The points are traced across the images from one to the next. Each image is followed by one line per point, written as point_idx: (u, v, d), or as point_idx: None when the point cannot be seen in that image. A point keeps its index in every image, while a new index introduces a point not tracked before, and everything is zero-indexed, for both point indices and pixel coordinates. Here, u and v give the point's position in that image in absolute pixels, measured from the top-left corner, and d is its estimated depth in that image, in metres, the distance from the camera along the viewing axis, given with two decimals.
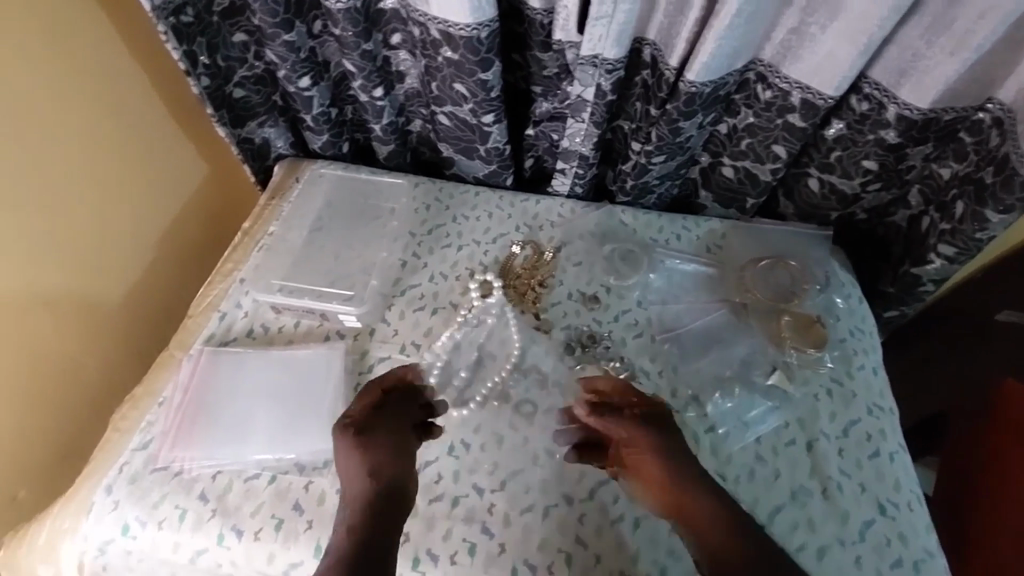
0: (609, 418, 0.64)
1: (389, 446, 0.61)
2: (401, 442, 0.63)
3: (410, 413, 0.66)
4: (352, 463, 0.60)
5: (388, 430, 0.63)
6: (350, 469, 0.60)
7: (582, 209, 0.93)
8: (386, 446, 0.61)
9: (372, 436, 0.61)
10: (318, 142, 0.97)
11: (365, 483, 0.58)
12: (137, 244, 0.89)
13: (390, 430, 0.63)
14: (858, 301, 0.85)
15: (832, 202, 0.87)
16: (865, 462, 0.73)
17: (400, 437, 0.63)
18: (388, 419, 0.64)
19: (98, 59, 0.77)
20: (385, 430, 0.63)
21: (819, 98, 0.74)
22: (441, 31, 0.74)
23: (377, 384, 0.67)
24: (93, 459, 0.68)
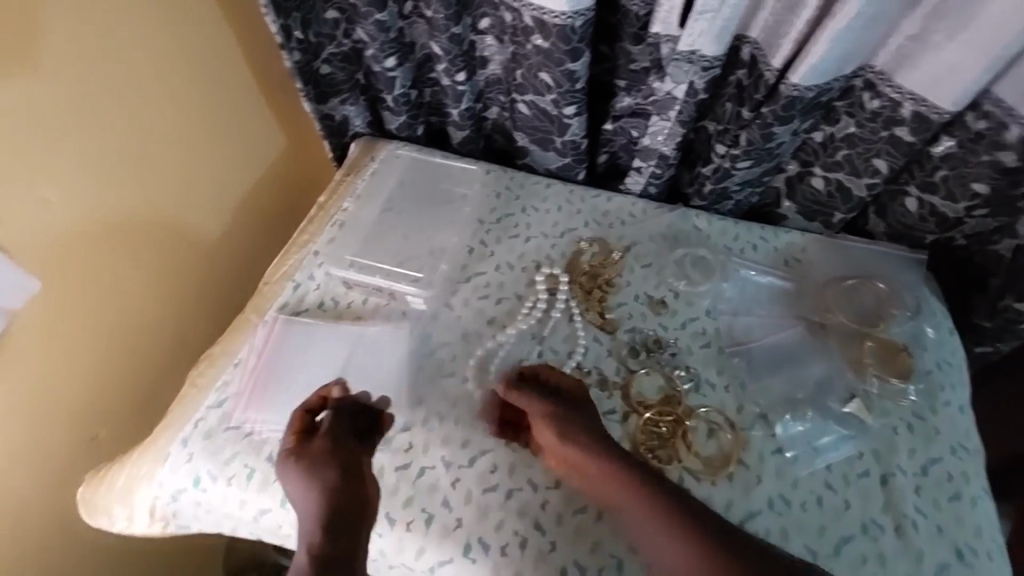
0: (527, 400, 0.68)
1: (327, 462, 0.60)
2: (344, 456, 0.61)
3: (354, 422, 0.64)
4: (300, 487, 0.60)
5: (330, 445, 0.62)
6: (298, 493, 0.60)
7: (655, 210, 0.90)
8: (322, 463, 0.60)
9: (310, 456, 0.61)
10: (394, 123, 0.98)
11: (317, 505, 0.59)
12: (220, 209, 0.92)
13: (331, 444, 0.62)
14: (948, 333, 0.79)
15: (929, 224, 0.82)
16: (944, 504, 0.68)
17: (347, 451, 0.62)
18: (329, 437, 0.62)
19: (200, 27, 0.80)
20: (326, 447, 0.62)
21: (932, 112, 0.69)
22: (535, 18, 0.72)
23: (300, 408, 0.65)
24: (172, 410, 0.71)
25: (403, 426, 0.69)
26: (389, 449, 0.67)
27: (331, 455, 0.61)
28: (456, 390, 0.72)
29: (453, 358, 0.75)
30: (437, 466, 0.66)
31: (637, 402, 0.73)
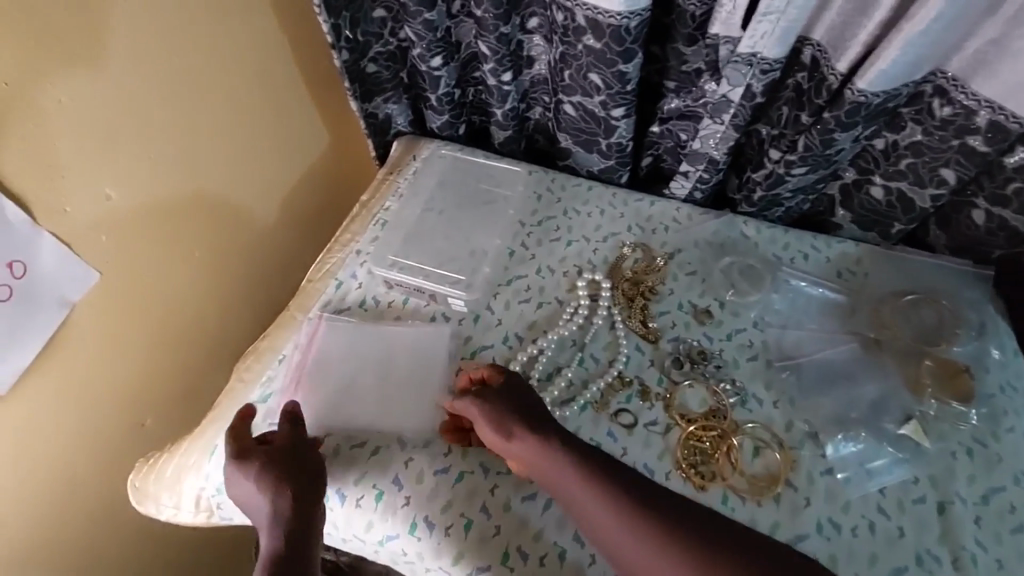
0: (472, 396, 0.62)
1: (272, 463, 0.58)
2: (293, 454, 0.60)
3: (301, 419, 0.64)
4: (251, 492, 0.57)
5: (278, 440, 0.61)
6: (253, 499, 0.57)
7: (700, 216, 0.88)
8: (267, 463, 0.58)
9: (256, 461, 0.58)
10: (437, 122, 0.98)
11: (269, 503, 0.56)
12: (265, 204, 0.94)
13: (274, 448, 0.59)
14: (1014, 354, 0.75)
15: (999, 238, 0.77)
16: (1007, 537, 0.64)
17: (294, 453, 0.60)
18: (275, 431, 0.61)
19: (252, 25, 0.81)
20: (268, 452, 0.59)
21: (1010, 122, 0.65)
22: (588, 17, 0.71)
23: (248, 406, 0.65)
24: (219, 403, 0.73)
25: None
26: (428, 452, 0.67)
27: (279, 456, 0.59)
28: None
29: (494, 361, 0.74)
30: (476, 472, 0.66)
31: (681, 413, 0.72)
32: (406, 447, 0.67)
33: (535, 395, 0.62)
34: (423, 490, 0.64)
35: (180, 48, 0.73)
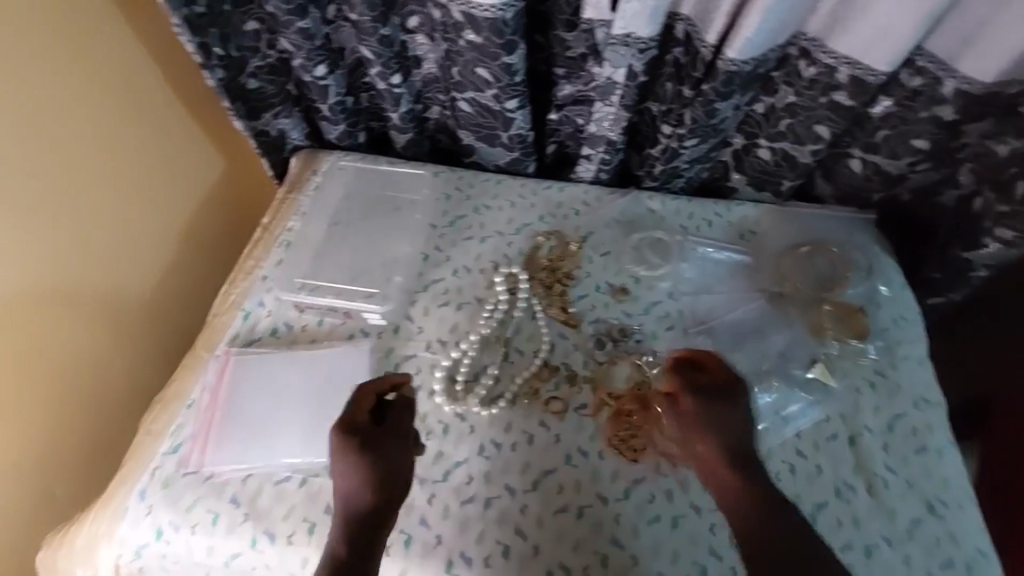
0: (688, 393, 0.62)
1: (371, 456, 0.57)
2: (393, 447, 0.59)
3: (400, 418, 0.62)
4: (344, 475, 0.57)
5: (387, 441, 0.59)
6: (342, 483, 0.57)
7: (608, 196, 0.89)
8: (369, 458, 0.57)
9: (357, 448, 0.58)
10: (333, 133, 0.94)
11: (356, 497, 0.57)
12: (160, 238, 0.90)
13: (381, 436, 0.59)
14: (902, 287, 0.81)
15: (874, 183, 0.82)
16: (912, 458, 0.69)
17: (395, 446, 0.59)
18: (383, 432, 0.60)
19: (113, 59, 0.77)
20: (375, 440, 0.59)
21: (869, 75, 0.68)
22: (463, 13, 0.70)
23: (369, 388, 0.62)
24: (125, 462, 0.68)
25: None
26: None
27: (382, 449, 0.58)
28: (425, 403, 0.71)
29: (418, 370, 0.73)
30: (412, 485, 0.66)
31: (609, 391, 0.73)
32: None
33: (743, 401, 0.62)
34: None
35: (35, 90, 0.69)
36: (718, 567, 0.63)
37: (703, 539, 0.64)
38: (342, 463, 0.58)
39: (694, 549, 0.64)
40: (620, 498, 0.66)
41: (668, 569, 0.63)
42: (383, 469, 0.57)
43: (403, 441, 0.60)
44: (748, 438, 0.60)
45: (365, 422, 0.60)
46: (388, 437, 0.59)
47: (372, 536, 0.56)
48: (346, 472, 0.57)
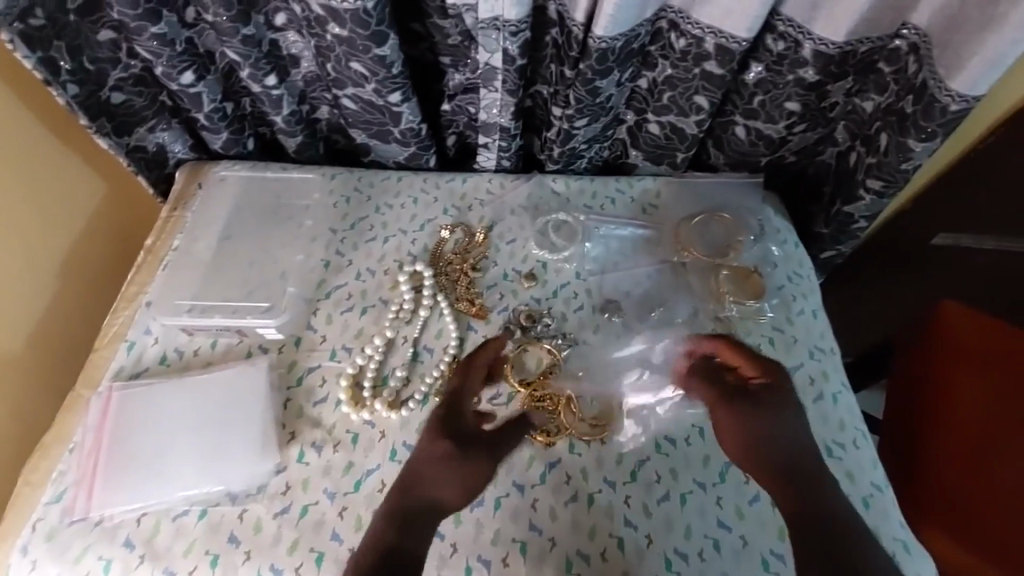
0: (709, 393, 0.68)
1: (454, 456, 0.63)
2: (477, 454, 0.64)
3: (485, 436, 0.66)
4: (424, 461, 0.64)
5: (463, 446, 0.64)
6: (417, 468, 0.64)
7: (512, 183, 0.88)
8: (448, 453, 0.64)
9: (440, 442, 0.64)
10: (218, 142, 0.89)
11: (423, 486, 0.62)
12: (38, 274, 0.84)
13: (469, 439, 0.65)
14: (793, 246, 0.84)
15: (760, 147, 0.85)
16: (810, 407, 0.71)
17: (478, 453, 0.64)
18: (464, 439, 0.65)
19: None
20: (463, 440, 0.65)
21: (732, 42, 0.70)
22: (323, 6, 0.67)
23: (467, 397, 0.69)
24: (4, 520, 0.64)
25: (277, 469, 0.65)
26: (265, 497, 0.63)
27: (466, 449, 0.64)
28: (331, 415, 0.69)
29: (323, 381, 0.71)
30: (321, 500, 0.63)
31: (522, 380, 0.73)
32: (238, 500, 0.63)
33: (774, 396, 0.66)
34: (264, 539, 0.61)
35: None
36: (634, 538, 0.63)
37: (618, 511, 0.65)
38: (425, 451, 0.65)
39: (610, 523, 0.64)
40: (537, 483, 0.66)
41: (586, 546, 0.63)
42: (459, 469, 0.63)
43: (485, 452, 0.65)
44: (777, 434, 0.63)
45: (458, 421, 0.67)
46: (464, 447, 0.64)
47: (420, 528, 0.60)
48: (426, 458, 0.64)
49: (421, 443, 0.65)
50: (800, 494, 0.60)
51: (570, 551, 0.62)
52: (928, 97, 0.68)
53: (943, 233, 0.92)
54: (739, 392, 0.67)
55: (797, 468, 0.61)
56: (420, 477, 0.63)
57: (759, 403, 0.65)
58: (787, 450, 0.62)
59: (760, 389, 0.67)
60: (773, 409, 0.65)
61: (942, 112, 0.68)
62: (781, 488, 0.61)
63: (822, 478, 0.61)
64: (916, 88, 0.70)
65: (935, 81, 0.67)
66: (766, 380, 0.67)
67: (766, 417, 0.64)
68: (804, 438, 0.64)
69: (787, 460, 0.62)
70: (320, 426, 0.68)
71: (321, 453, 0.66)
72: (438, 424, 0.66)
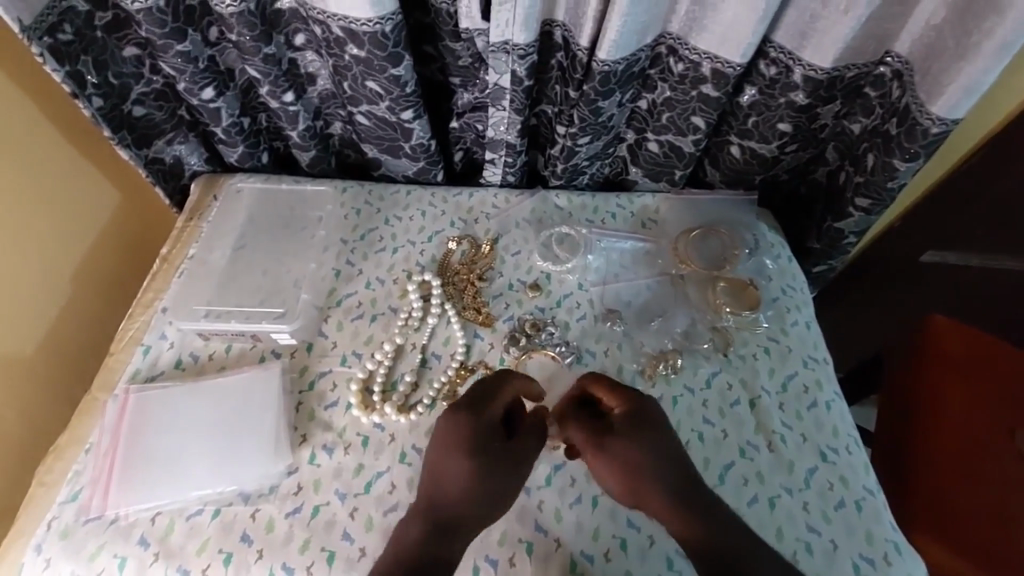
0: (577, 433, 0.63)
1: (491, 461, 0.59)
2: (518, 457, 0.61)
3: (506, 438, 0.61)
4: (456, 464, 0.59)
5: (487, 452, 0.59)
6: (444, 474, 0.59)
7: (517, 197, 0.92)
8: (476, 459, 0.59)
9: (473, 440, 0.60)
10: (233, 156, 0.93)
11: (457, 491, 0.58)
12: (54, 281, 0.86)
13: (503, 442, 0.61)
14: (787, 260, 0.87)
15: (754, 166, 0.89)
16: (804, 413, 0.74)
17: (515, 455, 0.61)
18: (488, 443, 0.60)
19: None
20: (499, 442, 0.61)
21: (727, 67, 0.74)
22: (343, 28, 0.71)
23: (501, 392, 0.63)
24: (19, 517, 0.66)
25: (289, 470, 0.67)
26: (277, 498, 0.65)
27: (504, 452, 0.61)
28: (341, 419, 0.71)
29: (334, 386, 0.73)
30: (331, 500, 0.65)
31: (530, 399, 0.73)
32: (250, 500, 0.65)
33: (654, 430, 0.61)
34: (275, 538, 0.63)
35: None
36: (636, 538, 0.65)
37: (621, 513, 0.66)
38: (457, 453, 0.59)
39: (613, 524, 0.66)
40: (542, 486, 0.68)
41: (590, 547, 0.64)
42: (496, 475, 0.59)
43: (528, 458, 0.62)
44: (665, 468, 0.59)
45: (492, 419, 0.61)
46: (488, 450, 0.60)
47: (453, 535, 0.57)
48: (460, 459, 0.59)
49: (441, 447, 0.60)
50: (690, 512, 0.57)
51: (573, 552, 0.64)
52: (911, 120, 0.72)
53: (931, 251, 0.96)
54: (588, 433, 0.62)
55: (677, 502, 0.58)
56: (454, 479, 0.58)
57: (640, 439, 0.60)
58: (665, 475, 0.59)
59: (625, 418, 0.61)
60: (633, 439, 0.60)
61: (924, 135, 0.72)
62: (662, 510, 0.58)
63: (702, 498, 0.58)
64: (900, 112, 0.74)
65: (917, 105, 0.71)
66: (637, 409, 0.62)
67: (647, 455, 0.59)
68: (680, 462, 0.60)
69: (670, 485, 0.58)
70: (331, 429, 0.70)
71: (332, 454, 0.68)
72: (468, 425, 0.60)
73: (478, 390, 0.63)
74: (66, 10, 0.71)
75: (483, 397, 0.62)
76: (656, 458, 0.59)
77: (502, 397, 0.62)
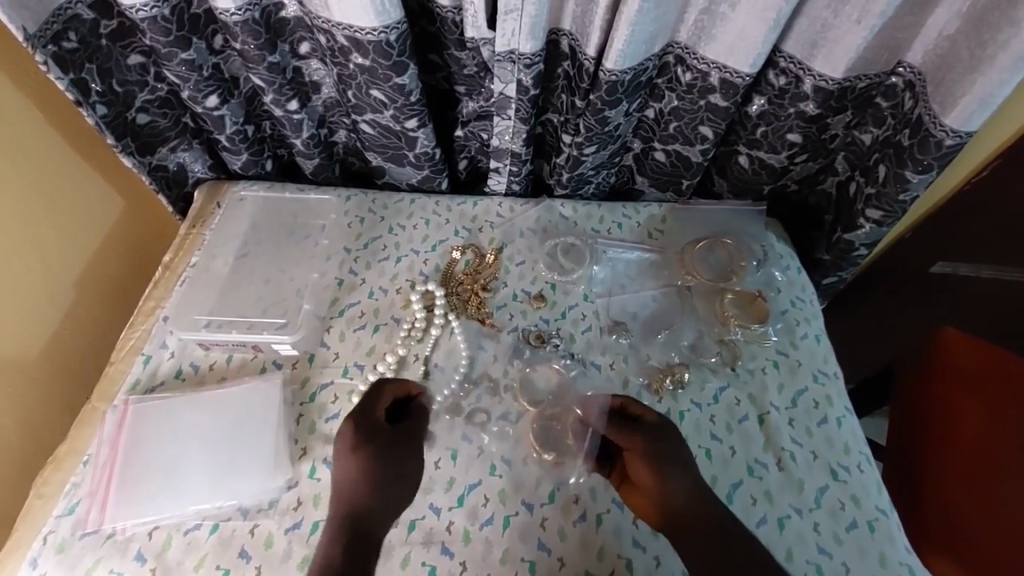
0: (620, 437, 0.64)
1: (379, 468, 0.62)
2: (405, 455, 0.64)
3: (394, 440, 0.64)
4: (348, 473, 0.61)
5: (379, 460, 0.62)
6: (339, 480, 0.61)
7: (522, 206, 0.90)
8: (366, 465, 0.61)
9: (359, 447, 0.62)
10: (237, 163, 0.92)
11: (354, 496, 0.60)
12: (57, 288, 0.85)
13: (394, 442, 0.64)
14: (796, 272, 0.86)
15: (762, 176, 0.88)
16: (815, 430, 0.72)
17: (403, 450, 0.64)
18: (379, 450, 0.63)
19: None
20: (384, 447, 0.63)
21: (736, 77, 0.73)
22: (348, 37, 0.71)
23: (391, 390, 0.68)
24: (15, 532, 0.65)
25: (289, 484, 0.66)
26: (276, 512, 0.64)
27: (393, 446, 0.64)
28: None
29: (335, 398, 0.72)
30: None
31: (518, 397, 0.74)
32: (249, 515, 0.64)
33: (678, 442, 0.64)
34: (274, 555, 0.62)
35: None
36: (642, 559, 0.63)
37: (626, 532, 0.65)
38: (347, 463, 0.62)
39: (618, 543, 0.64)
40: (546, 503, 0.66)
41: (594, 566, 0.63)
42: (386, 478, 0.62)
43: (411, 457, 0.64)
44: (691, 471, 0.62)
45: (380, 423, 0.65)
46: (373, 460, 0.62)
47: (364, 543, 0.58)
48: (354, 467, 0.61)
49: (341, 457, 0.62)
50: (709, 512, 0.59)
51: (579, 572, 0.63)
52: (924, 131, 0.71)
53: (942, 262, 0.94)
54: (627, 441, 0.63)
55: (687, 509, 0.59)
56: (352, 490, 0.60)
57: (669, 446, 0.63)
58: (687, 476, 0.61)
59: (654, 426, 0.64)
60: (661, 446, 0.62)
61: (938, 147, 0.70)
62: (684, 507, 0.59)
63: (721, 512, 0.59)
64: (913, 123, 0.73)
65: (930, 116, 0.70)
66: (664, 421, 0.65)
67: (674, 460, 0.62)
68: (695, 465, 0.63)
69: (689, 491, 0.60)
70: (332, 442, 0.69)
71: (332, 468, 0.67)
72: (361, 436, 0.63)
73: (359, 405, 0.66)
74: (71, 18, 0.71)
75: (365, 405, 0.66)
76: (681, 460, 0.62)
77: (381, 406, 0.66)
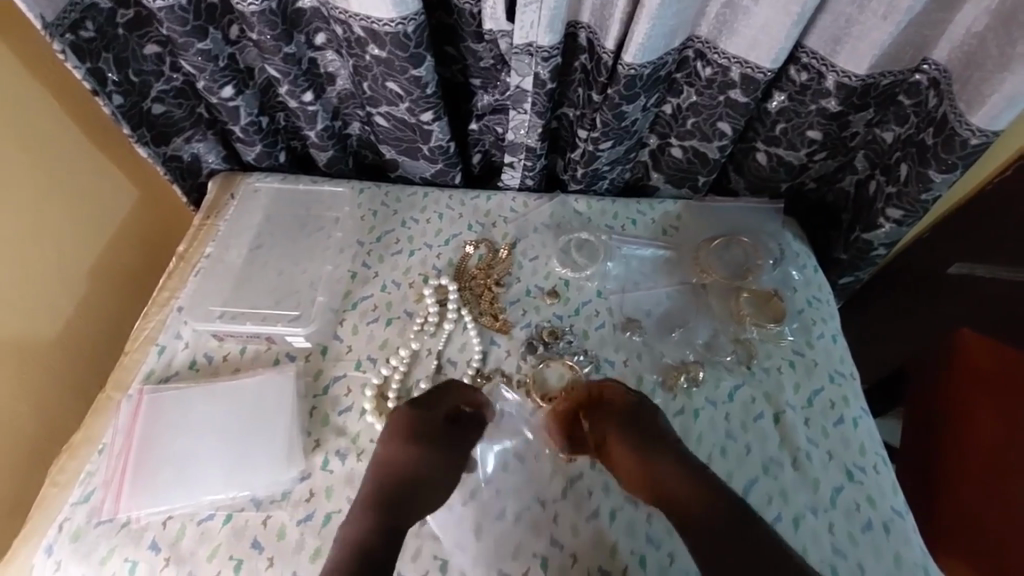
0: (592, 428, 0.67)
1: (422, 459, 0.64)
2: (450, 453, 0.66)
3: (444, 440, 0.66)
4: (399, 459, 0.64)
5: (425, 457, 0.64)
6: (386, 463, 0.64)
7: (535, 202, 0.90)
8: (415, 454, 0.64)
9: (409, 436, 0.65)
10: (251, 154, 0.92)
11: (393, 480, 0.63)
12: (71, 278, 0.86)
13: (444, 441, 0.66)
14: (813, 271, 0.85)
15: (780, 173, 0.87)
16: (830, 430, 0.72)
17: (451, 451, 0.66)
18: (428, 448, 0.65)
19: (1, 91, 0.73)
20: (432, 442, 0.66)
21: (757, 72, 0.72)
22: (365, 28, 0.70)
23: (456, 394, 0.70)
24: (30, 518, 0.65)
25: (302, 476, 0.66)
26: (289, 504, 0.64)
27: (444, 446, 0.66)
28: (354, 424, 0.70)
29: (348, 391, 0.72)
30: (344, 509, 0.64)
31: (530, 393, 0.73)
32: (262, 506, 0.64)
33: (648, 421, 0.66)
34: (286, 546, 0.62)
35: None
36: (655, 557, 0.63)
37: (638, 531, 0.64)
38: (398, 450, 0.65)
39: (632, 542, 0.64)
40: (558, 499, 0.66)
41: (607, 564, 0.63)
42: (428, 474, 0.64)
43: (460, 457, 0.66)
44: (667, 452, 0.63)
45: (438, 422, 0.67)
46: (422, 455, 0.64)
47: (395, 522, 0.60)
48: (400, 455, 0.64)
49: (392, 444, 0.65)
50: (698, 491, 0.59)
51: (590, 569, 0.62)
52: (949, 130, 0.70)
53: (959, 262, 0.93)
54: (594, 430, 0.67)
55: (669, 484, 0.60)
56: (396, 475, 0.63)
57: (639, 427, 0.65)
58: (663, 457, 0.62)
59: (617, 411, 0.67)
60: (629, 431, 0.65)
61: (963, 145, 0.69)
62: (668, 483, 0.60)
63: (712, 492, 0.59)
64: (937, 121, 0.72)
65: (955, 115, 0.69)
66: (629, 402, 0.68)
67: (644, 440, 0.64)
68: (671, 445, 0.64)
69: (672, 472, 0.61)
70: (345, 434, 0.69)
71: (345, 461, 0.67)
72: (414, 429, 0.66)
73: (419, 400, 0.69)
74: (89, 7, 0.71)
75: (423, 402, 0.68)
76: (653, 442, 0.64)
77: (443, 404, 0.69)
